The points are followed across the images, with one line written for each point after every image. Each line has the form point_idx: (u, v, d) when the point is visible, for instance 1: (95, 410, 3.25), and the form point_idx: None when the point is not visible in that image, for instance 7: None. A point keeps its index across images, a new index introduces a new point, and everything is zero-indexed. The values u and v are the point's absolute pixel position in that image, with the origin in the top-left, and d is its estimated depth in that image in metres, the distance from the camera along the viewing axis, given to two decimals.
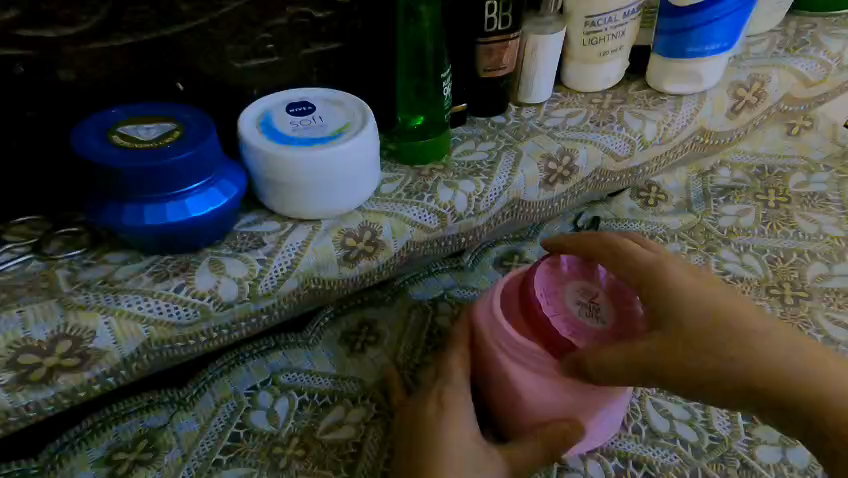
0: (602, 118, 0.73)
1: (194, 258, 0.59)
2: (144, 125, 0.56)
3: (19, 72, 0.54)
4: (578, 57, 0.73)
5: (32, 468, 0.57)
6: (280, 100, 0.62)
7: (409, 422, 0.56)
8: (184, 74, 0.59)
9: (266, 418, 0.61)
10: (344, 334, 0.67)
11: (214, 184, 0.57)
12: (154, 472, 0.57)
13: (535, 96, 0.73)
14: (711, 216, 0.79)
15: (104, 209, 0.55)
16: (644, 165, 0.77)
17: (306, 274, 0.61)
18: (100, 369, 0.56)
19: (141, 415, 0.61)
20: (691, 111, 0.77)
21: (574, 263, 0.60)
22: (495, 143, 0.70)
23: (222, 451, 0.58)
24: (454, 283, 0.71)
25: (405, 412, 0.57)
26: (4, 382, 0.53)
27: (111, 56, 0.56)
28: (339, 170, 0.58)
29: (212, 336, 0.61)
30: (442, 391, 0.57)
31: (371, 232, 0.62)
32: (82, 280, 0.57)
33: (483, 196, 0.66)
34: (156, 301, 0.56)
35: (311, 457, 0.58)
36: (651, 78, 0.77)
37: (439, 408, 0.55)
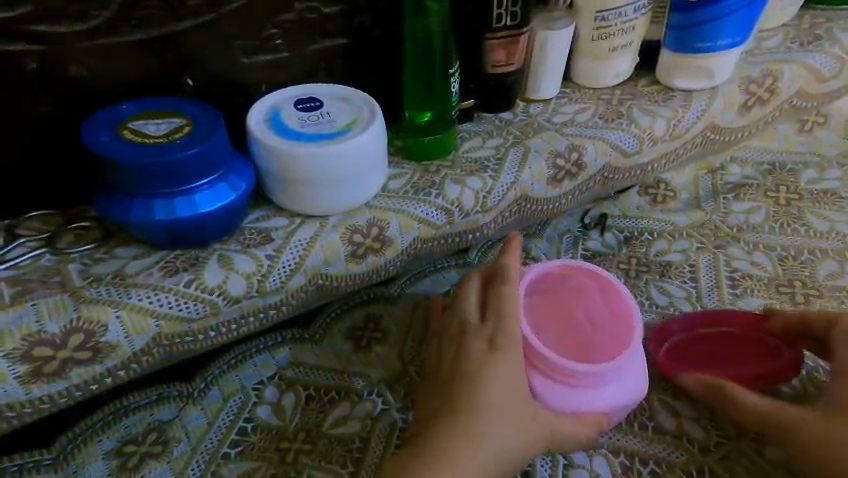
0: (610, 115, 0.73)
1: (203, 253, 0.59)
2: (154, 121, 0.56)
3: (32, 67, 0.54)
4: (587, 53, 0.73)
5: (45, 459, 0.58)
6: (289, 95, 0.62)
7: (455, 360, 0.56)
8: (194, 70, 0.60)
9: (272, 412, 0.61)
10: (349, 331, 0.67)
11: (223, 180, 0.57)
12: (164, 465, 0.58)
13: (544, 92, 0.73)
14: (720, 213, 0.79)
15: (115, 204, 0.56)
16: (653, 162, 0.77)
17: (313, 270, 0.61)
18: (112, 362, 0.57)
19: (150, 408, 0.61)
20: (701, 107, 0.76)
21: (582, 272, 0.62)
22: (503, 140, 0.69)
23: (230, 445, 0.59)
24: (461, 279, 0.71)
25: (452, 345, 0.57)
26: (19, 374, 0.54)
27: (122, 52, 0.56)
28: (346, 168, 0.59)
29: (222, 331, 0.61)
30: (492, 332, 0.56)
31: (378, 229, 0.63)
32: (94, 274, 0.57)
33: (491, 192, 0.66)
34: (165, 295, 0.57)
35: (318, 451, 0.59)
36: (660, 75, 0.76)
37: (488, 350, 0.55)
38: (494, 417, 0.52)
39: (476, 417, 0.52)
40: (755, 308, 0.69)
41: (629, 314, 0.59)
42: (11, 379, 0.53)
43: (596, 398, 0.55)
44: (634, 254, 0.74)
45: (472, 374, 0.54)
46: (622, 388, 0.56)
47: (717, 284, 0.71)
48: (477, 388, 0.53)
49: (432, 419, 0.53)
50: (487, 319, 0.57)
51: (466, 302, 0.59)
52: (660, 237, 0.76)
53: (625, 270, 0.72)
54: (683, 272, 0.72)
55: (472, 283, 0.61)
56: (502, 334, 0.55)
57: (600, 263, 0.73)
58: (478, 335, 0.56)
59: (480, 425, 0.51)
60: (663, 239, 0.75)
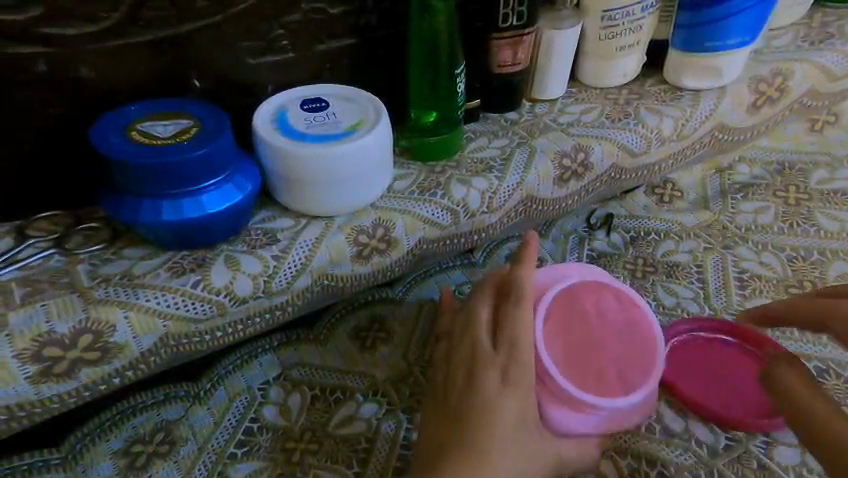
0: (617, 114, 0.72)
1: (210, 254, 0.59)
2: (161, 122, 0.56)
3: (41, 69, 0.54)
4: (594, 53, 0.72)
5: (54, 458, 0.59)
6: (294, 96, 0.62)
7: (466, 389, 0.53)
8: (201, 71, 0.60)
9: (278, 412, 0.62)
10: (354, 331, 0.67)
11: (230, 181, 0.57)
12: (171, 465, 0.58)
13: (550, 92, 0.73)
14: (728, 213, 0.78)
15: (123, 205, 0.56)
16: (660, 161, 0.76)
17: (319, 271, 0.62)
18: (120, 362, 0.57)
19: (157, 408, 0.62)
20: (710, 106, 0.75)
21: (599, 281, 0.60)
22: (508, 140, 0.69)
23: (237, 445, 0.59)
24: (466, 279, 0.71)
25: (461, 369, 0.55)
26: (29, 374, 0.54)
27: (130, 53, 0.57)
28: (351, 168, 0.59)
29: (228, 331, 0.61)
30: (506, 365, 0.53)
31: (383, 230, 0.63)
32: (102, 275, 0.58)
33: (497, 192, 0.66)
34: (173, 296, 0.57)
35: (324, 452, 0.59)
36: (668, 74, 0.76)
37: (502, 382, 0.52)
38: (506, 457, 0.50)
39: (490, 459, 0.50)
40: None
41: (648, 337, 0.58)
42: (20, 379, 0.54)
43: (603, 422, 0.54)
44: (640, 254, 0.74)
45: (486, 411, 0.52)
46: (631, 413, 0.55)
47: (725, 285, 0.71)
48: (490, 426, 0.51)
49: (441, 451, 0.52)
50: (501, 347, 0.54)
51: (480, 323, 0.56)
52: (667, 237, 0.75)
53: (632, 270, 0.72)
54: (690, 273, 0.72)
55: (483, 299, 0.58)
56: (516, 363, 0.53)
57: (607, 263, 0.73)
58: (490, 363, 0.54)
59: (494, 465, 0.50)
60: (670, 240, 0.75)
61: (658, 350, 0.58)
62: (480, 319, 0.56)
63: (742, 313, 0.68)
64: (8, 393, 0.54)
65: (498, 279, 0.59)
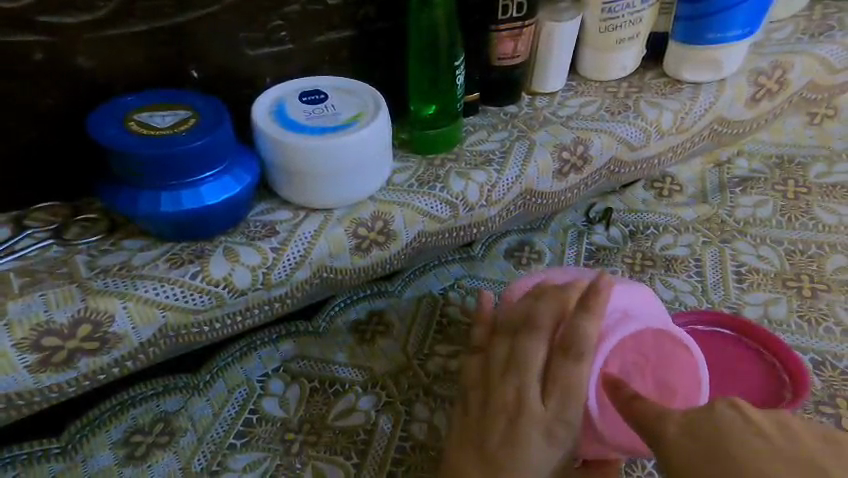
0: (617, 107, 0.72)
1: (209, 246, 0.59)
2: (160, 113, 0.56)
3: (39, 58, 0.54)
4: (593, 45, 0.72)
5: (54, 448, 0.59)
6: (293, 87, 0.62)
7: (504, 439, 0.51)
8: (199, 61, 0.60)
9: (277, 404, 0.62)
10: (353, 324, 0.67)
11: (229, 173, 0.57)
12: (171, 455, 0.58)
13: (550, 85, 0.72)
14: (726, 207, 0.78)
15: (121, 196, 0.56)
16: (659, 155, 0.76)
17: (318, 263, 0.62)
18: (119, 352, 0.57)
19: (157, 399, 0.62)
20: (709, 99, 0.75)
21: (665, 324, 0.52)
22: (508, 133, 0.69)
23: (236, 436, 0.60)
24: (464, 272, 0.71)
25: (499, 414, 0.52)
26: (29, 364, 0.54)
27: (128, 43, 0.56)
28: (350, 160, 0.58)
29: (227, 323, 0.61)
30: (553, 422, 0.50)
31: (382, 223, 0.63)
32: (101, 266, 0.57)
33: (496, 186, 0.66)
34: (172, 287, 0.57)
35: (323, 443, 0.59)
36: (667, 66, 0.76)
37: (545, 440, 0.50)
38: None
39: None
40: (761, 303, 0.69)
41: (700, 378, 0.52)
42: (21, 369, 0.54)
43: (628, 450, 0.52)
44: (638, 248, 0.74)
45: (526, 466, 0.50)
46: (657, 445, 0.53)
47: (723, 279, 0.71)
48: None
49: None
50: (550, 402, 0.50)
51: (531, 372, 0.51)
52: (666, 231, 0.75)
53: (630, 264, 0.72)
54: (688, 266, 0.72)
55: (534, 339, 0.52)
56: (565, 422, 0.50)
57: (605, 257, 0.73)
58: (535, 415, 0.50)
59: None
60: (669, 234, 0.75)
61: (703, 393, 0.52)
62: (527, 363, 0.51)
63: (739, 307, 0.69)
64: (8, 383, 0.54)
65: (558, 311, 0.52)
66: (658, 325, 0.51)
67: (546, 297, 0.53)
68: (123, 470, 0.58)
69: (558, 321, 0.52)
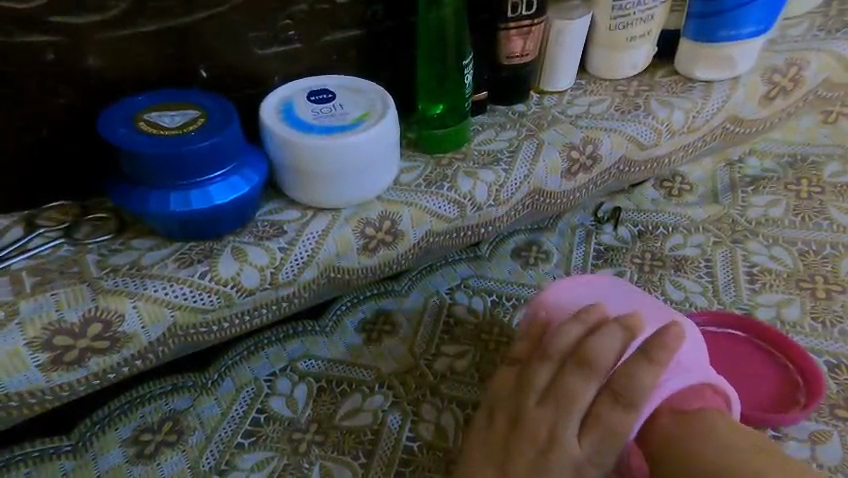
0: (627, 106, 0.72)
1: (217, 245, 0.59)
2: (169, 113, 0.56)
3: (49, 58, 0.54)
4: (603, 44, 0.71)
5: (65, 445, 0.59)
6: (300, 87, 0.62)
7: (534, 469, 0.51)
8: (208, 61, 0.60)
9: (285, 404, 0.62)
10: (361, 323, 0.67)
11: (237, 173, 0.57)
12: (179, 454, 0.59)
13: (559, 83, 0.72)
14: (738, 206, 0.77)
15: (130, 196, 0.56)
16: (669, 154, 0.76)
17: (325, 263, 0.62)
18: (129, 351, 0.57)
19: (166, 398, 0.62)
20: (721, 98, 0.75)
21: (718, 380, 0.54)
22: (516, 132, 0.69)
23: (244, 435, 0.60)
24: (471, 272, 0.71)
25: (532, 443, 0.51)
26: (40, 362, 0.54)
27: (137, 43, 0.57)
28: (357, 160, 0.58)
29: (235, 322, 0.61)
30: (585, 461, 0.50)
31: (390, 222, 0.63)
32: (111, 265, 0.58)
33: (504, 185, 0.66)
34: (181, 287, 0.57)
35: (330, 443, 0.59)
36: (679, 64, 0.75)
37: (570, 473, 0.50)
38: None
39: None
40: (774, 304, 0.68)
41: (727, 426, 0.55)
42: (32, 367, 0.54)
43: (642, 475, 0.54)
44: (648, 248, 0.73)
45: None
46: None
47: (735, 279, 0.70)
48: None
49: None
50: (588, 441, 0.50)
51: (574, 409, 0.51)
52: (676, 231, 0.75)
53: (640, 264, 0.71)
54: (699, 267, 0.71)
55: (586, 377, 0.51)
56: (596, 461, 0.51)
57: (614, 258, 0.72)
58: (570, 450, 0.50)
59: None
60: (679, 233, 0.74)
61: None
62: (572, 399, 0.51)
63: (751, 308, 0.68)
64: (20, 381, 0.54)
65: (618, 348, 0.51)
66: (710, 379, 0.53)
67: (604, 330, 0.52)
68: (132, 468, 0.58)
69: (613, 361, 0.51)
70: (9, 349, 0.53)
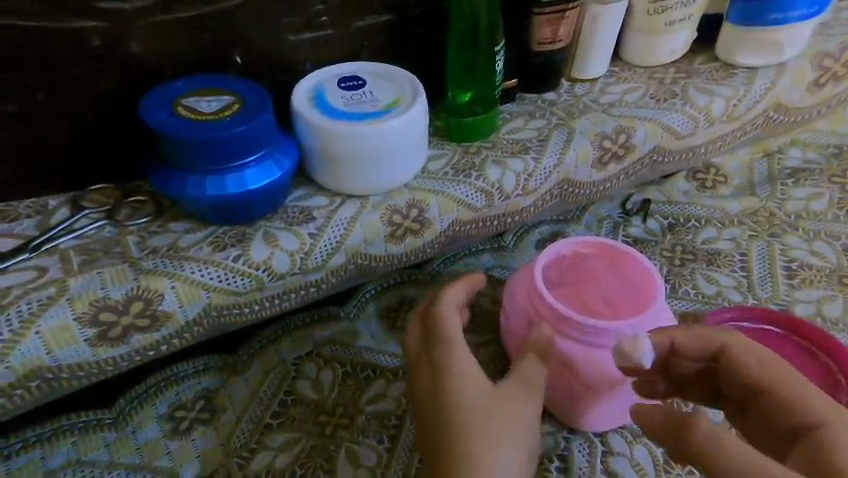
0: (663, 94, 0.70)
1: (250, 229, 0.61)
2: (206, 98, 0.57)
3: (96, 44, 0.56)
4: (642, 29, 0.70)
5: (108, 417, 0.61)
6: (332, 73, 0.62)
7: (443, 381, 0.47)
8: (243, 47, 0.60)
9: (312, 387, 0.63)
10: (384, 310, 0.68)
11: (270, 158, 0.58)
12: (212, 431, 0.61)
13: (591, 71, 0.70)
14: (777, 199, 0.75)
15: (169, 180, 0.57)
16: (706, 144, 0.74)
17: (353, 250, 0.62)
18: (166, 330, 0.59)
19: (198, 377, 0.64)
20: (767, 85, 0.72)
21: (600, 256, 0.61)
22: (546, 121, 0.68)
23: (272, 416, 0.61)
24: (495, 262, 0.71)
25: (434, 367, 0.48)
26: (88, 337, 0.56)
27: (176, 30, 0.58)
28: (387, 146, 0.59)
29: (265, 305, 0.62)
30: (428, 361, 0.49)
31: (417, 211, 0.63)
32: (151, 246, 0.59)
33: (533, 175, 0.65)
34: (215, 269, 0.58)
35: (355, 426, 0.61)
36: (719, 48, 0.73)
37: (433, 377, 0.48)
38: (507, 447, 0.44)
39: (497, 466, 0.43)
40: (814, 300, 0.66)
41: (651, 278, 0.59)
42: (81, 342, 0.56)
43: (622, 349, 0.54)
44: (679, 242, 0.72)
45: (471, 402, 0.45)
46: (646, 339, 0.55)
47: (772, 274, 0.69)
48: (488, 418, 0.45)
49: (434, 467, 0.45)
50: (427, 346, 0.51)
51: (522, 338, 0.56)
52: (710, 224, 0.73)
53: (670, 257, 0.70)
54: (733, 261, 0.70)
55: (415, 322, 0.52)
56: (447, 354, 0.48)
57: (643, 250, 0.71)
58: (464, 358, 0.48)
59: None
60: (712, 227, 0.73)
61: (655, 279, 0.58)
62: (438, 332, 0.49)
63: (790, 303, 0.66)
64: (69, 355, 0.56)
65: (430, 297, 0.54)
66: (590, 255, 0.61)
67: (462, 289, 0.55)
68: (169, 443, 0.60)
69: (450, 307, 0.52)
70: (58, 323, 0.54)
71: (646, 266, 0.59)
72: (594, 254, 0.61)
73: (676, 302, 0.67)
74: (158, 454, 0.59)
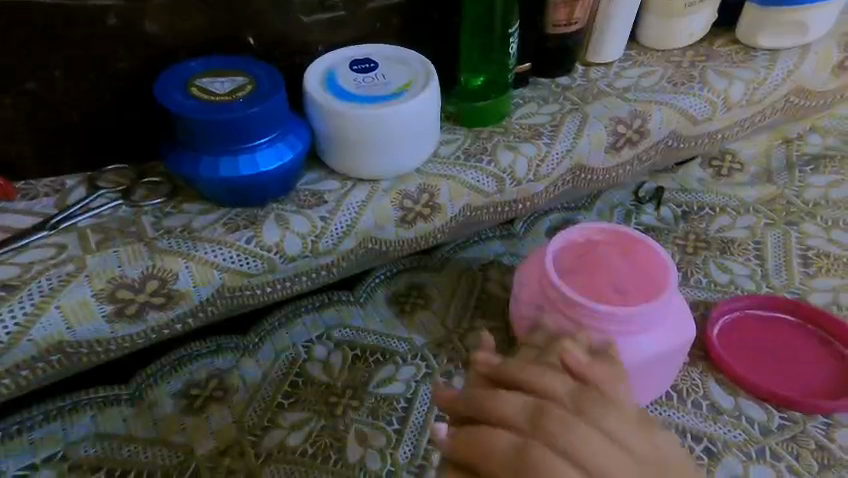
0: (681, 78, 0.69)
1: (262, 212, 0.61)
2: (220, 79, 0.57)
3: (111, 23, 0.55)
4: (661, 11, 0.69)
5: (124, 394, 0.62)
6: (344, 55, 0.62)
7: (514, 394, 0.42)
8: (256, 28, 0.60)
9: (322, 369, 0.64)
10: (393, 295, 0.69)
11: (282, 140, 0.58)
12: (226, 409, 0.62)
13: (607, 55, 0.70)
14: (794, 187, 0.75)
15: (182, 161, 0.58)
16: (723, 129, 0.72)
17: (364, 233, 0.62)
18: (181, 309, 0.59)
19: (211, 357, 0.65)
20: (788, 67, 0.72)
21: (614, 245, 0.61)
22: (559, 106, 0.67)
23: (284, 396, 0.62)
24: (504, 250, 0.72)
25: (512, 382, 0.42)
26: (106, 313, 0.56)
27: (191, 9, 0.57)
28: (399, 129, 0.58)
29: (278, 288, 0.63)
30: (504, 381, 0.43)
31: (429, 195, 0.62)
32: (166, 227, 0.59)
33: (545, 160, 0.64)
34: (229, 250, 0.59)
35: (364, 408, 0.61)
36: (741, 33, 0.72)
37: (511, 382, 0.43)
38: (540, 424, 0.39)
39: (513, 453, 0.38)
40: (830, 289, 0.66)
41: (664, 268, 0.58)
42: (99, 317, 0.56)
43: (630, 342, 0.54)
44: (692, 229, 0.71)
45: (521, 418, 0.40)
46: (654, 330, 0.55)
47: (787, 262, 0.68)
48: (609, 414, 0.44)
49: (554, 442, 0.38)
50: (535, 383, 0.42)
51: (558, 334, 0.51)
52: (723, 212, 0.73)
53: (682, 245, 0.70)
54: (747, 249, 0.70)
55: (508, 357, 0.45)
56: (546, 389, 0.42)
57: (656, 237, 0.71)
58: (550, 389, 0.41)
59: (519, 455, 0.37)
60: (726, 215, 0.73)
61: (670, 270, 0.58)
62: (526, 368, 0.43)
63: (805, 292, 0.66)
64: (89, 331, 0.56)
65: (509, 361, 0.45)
66: (606, 241, 0.61)
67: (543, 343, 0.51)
68: (183, 419, 0.61)
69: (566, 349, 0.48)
70: (78, 298, 0.55)
71: (662, 256, 0.59)
72: (609, 241, 0.61)
73: (688, 289, 0.66)
74: (173, 430, 0.60)
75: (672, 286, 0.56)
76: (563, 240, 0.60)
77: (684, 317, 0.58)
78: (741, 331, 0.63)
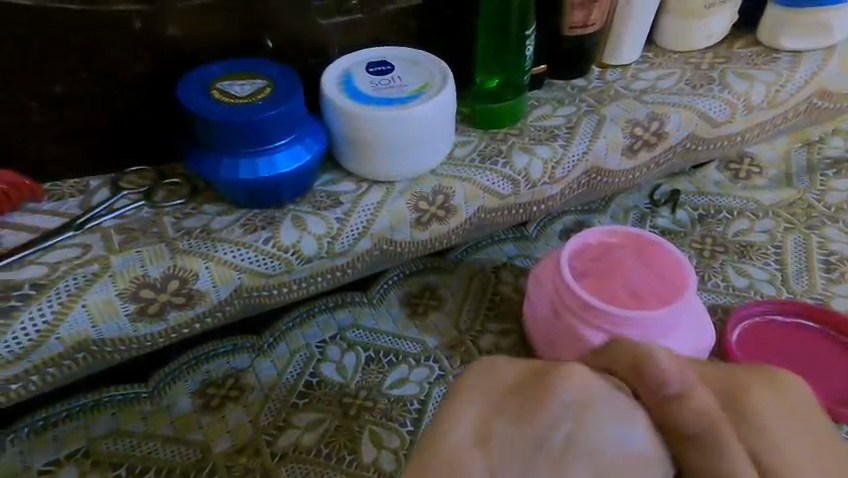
0: (700, 80, 0.68)
1: (279, 213, 0.61)
2: (239, 82, 0.58)
3: (135, 27, 0.56)
4: (680, 12, 0.68)
5: (142, 392, 0.63)
6: (360, 58, 0.62)
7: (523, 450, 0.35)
8: (275, 31, 0.61)
9: (336, 370, 0.64)
10: (407, 297, 0.69)
11: (300, 142, 0.59)
12: (242, 409, 0.62)
13: (624, 56, 0.69)
14: (815, 191, 0.74)
15: (201, 162, 0.58)
16: (744, 131, 0.71)
17: (380, 235, 0.62)
18: (200, 309, 0.60)
19: (227, 357, 0.65)
20: (811, 69, 0.70)
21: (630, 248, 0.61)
22: (575, 108, 0.66)
23: (300, 395, 0.63)
24: (517, 252, 0.71)
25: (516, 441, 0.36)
26: (129, 312, 0.57)
27: (210, 12, 0.58)
28: (415, 131, 0.59)
29: (294, 288, 0.63)
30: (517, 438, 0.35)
31: (444, 197, 0.63)
32: (186, 227, 0.60)
33: (560, 162, 0.64)
34: (247, 251, 0.59)
35: (379, 409, 0.62)
36: (763, 32, 0.71)
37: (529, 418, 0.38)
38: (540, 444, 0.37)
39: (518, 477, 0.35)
40: None
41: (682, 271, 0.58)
42: (122, 316, 0.57)
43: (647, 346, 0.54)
44: (709, 233, 0.71)
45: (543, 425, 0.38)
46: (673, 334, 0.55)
47: (808, 268, 0.67)
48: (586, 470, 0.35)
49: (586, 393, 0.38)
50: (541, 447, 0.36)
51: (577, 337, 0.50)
52: (741, 216, 0.72)
53: (699, 250, 0.69)
54: (767, 253, 0.68)
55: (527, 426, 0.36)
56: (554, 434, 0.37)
57: (671, 241, 0.70)
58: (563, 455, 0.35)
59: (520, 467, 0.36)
60: (744, 218, 0.72)
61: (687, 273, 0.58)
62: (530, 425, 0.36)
63: (827, 297, 0.65)
64: (112, 329, 0.57)
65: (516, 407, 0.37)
66: (623, 244, 0.61)
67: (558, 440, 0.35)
68: (201, 418, 0.62)
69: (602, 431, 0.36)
70: (102, 297, 0.56)
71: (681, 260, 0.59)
72: (624, 244, 0.61)
73: (707, 294, 0.65)
74: (191, 428, 0.61)
75: (689, 290, 0.56)
76: (579, 241, 0.60)
77: (702, 320, 0.57)
78: (762, 336, 0.62)
